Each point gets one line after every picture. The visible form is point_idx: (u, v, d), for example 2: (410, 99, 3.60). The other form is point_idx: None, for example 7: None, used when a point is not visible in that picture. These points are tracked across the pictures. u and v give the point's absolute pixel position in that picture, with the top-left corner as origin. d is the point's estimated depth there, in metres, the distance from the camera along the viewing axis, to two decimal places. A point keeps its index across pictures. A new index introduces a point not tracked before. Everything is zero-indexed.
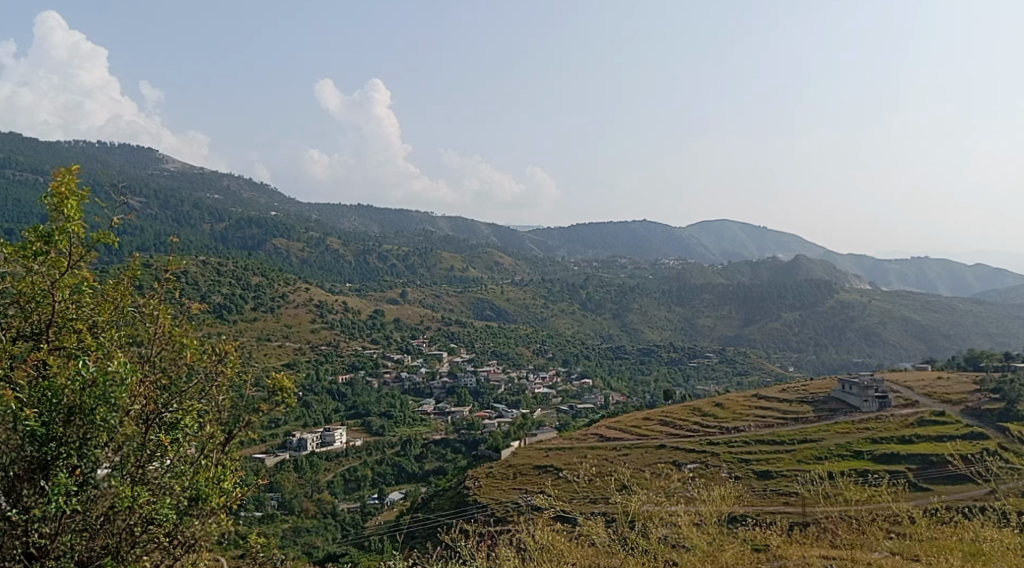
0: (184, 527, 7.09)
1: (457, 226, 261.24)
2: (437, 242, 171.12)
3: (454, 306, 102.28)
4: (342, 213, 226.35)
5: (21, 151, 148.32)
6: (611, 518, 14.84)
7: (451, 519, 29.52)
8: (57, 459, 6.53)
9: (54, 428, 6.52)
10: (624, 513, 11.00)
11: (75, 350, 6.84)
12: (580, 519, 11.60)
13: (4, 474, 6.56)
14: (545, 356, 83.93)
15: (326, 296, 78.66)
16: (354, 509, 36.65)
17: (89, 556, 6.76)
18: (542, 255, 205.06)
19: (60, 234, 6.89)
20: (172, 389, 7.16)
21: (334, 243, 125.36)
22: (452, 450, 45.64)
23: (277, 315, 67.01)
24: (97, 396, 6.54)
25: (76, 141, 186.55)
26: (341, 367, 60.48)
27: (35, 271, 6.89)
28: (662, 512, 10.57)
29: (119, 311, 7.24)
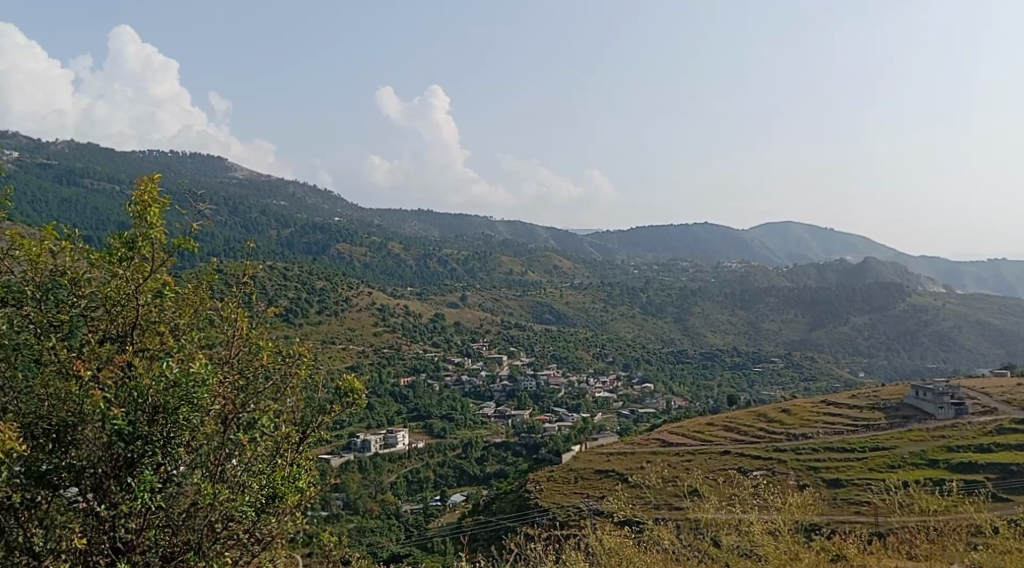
0: (261, 525, 7.30)
1: (517, 229, 262.14)
2: (496, 246, 171.70)
3: (515, 311, 102.64)
4: (401, 218, 228.53)
5: (95, 161, 152.88)
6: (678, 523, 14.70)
7: (513, 522, 29.59)
8: (142, 457, 6.71)
9: (139, 427, 6.66)
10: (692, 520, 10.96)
11: (157, 351, 6.99)
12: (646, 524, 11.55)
13: (90, 471, 6.70)
14: (606, 359, 83.74)
15: (388, 300, 79.58)
16: (416, 510, 36.98)
17: (174, 552, 6.95)
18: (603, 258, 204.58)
19: (143, 240, 7.04)
20: (249, 390, 7.33)
21: (395, 248, 126.80)
22: (513, 453, 45.82)
23: (341, 318, 68.01)
24: (180, 396, 6.70)
25: (149, 153, 192.06)
26: (403, 370, 61.09)
27: (121, 274, 7.06)
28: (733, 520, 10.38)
29: (201, 314, 7.42)
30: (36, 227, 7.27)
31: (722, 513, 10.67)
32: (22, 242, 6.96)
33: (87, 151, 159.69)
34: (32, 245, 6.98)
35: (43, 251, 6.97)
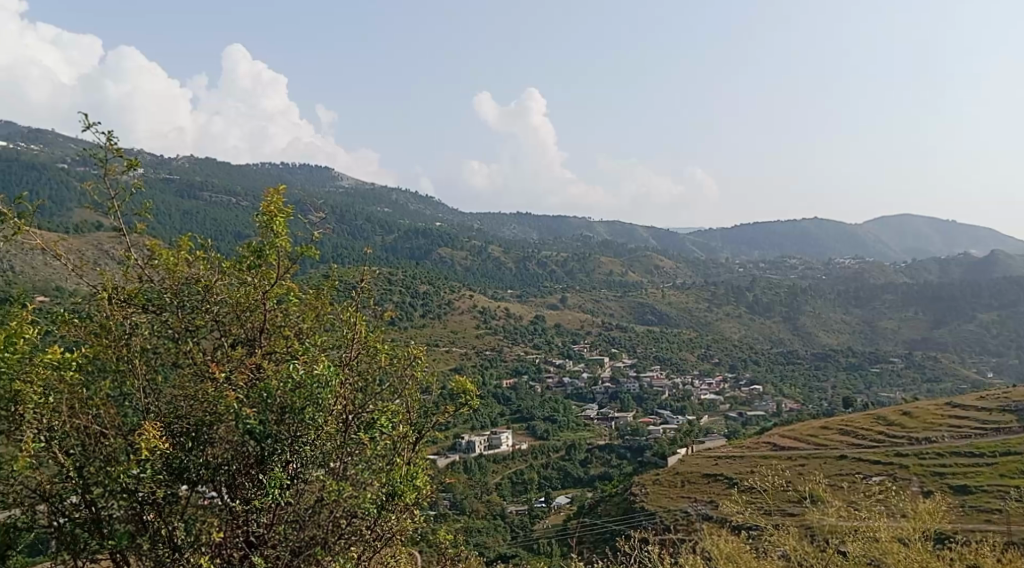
0: (381, 521, 7.42)
1: (616, 229, 260.28)
2: (596, 246, 170.98)
3: (617, 313, 101.99)
4: (501, 221, 230.14)
5: (210, 173, 159.45)
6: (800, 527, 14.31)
7: (619, 525, 29.46)
8: (272, 455, 7.00)
9: (268, 427, 6.95)
10: (815, 525, 10.72)
11: (285, 354, 7.28)
12: (765, 528, 11.35)
13: (225, 469, 7.06)
14: (711, 360, 82.38)
15: (489, 303, 80.22)
16: (522, 511, 37.14)
17: (301, 546, 7.17)
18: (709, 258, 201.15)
19: (269, 249, 7.34)
20: (368, 391, 7.46)
21: (495, 251, 127.82)
22: (618, 456, 45.56)
23: (444, 321, 68.97)
24: (305, 396, 6.95)
25: (259, 166, 199.10)
26: (505, 372, 61.43)
27: (250, 282, 7.38)
28: (859, 527, 10.12)
29: (323, 318, 7.64)
30: (171, 238, 7.59)
31: (843, 520, 10.36)
32: (160, 252, 7.27)
33: (202, 164, 166.66)
34: (170, 254, 7.28)
35: (179, 259, 7.26)
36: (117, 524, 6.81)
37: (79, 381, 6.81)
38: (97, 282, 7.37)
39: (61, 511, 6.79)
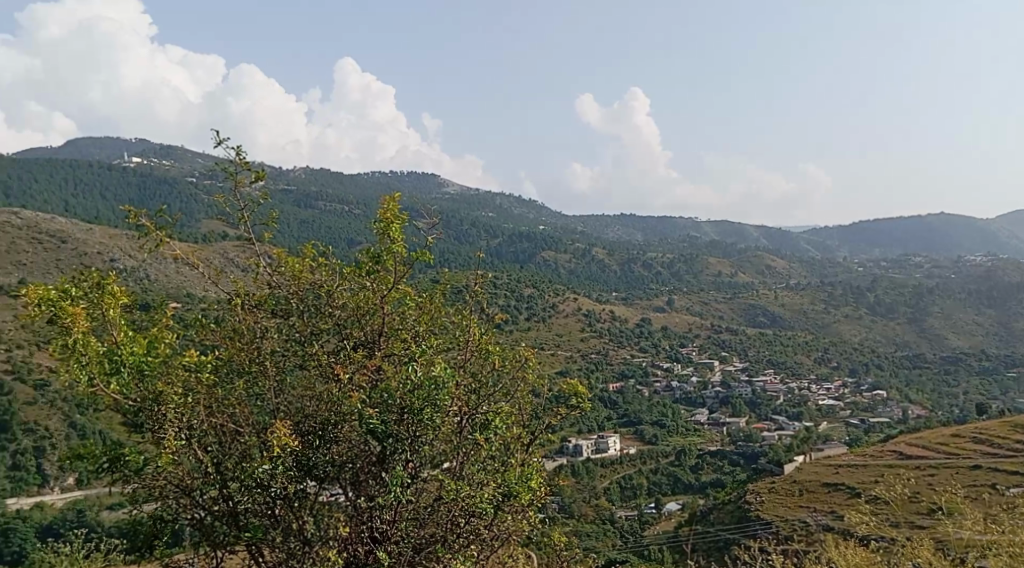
0: (498, 521, 7.59)
1: (724, 229, 255.66)
2: (704, 247, 168.32)
3: (726, 315, 100.21)
4: (605, 224, 229.38)
5: (323, 183, 164.60)
6: (936, 536, 13.84)
7: (734, 534, 29.03)
8: (393, 454, 7.29)
9: (388, 427, 7.24)
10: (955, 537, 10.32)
11: (403, 355, 7.55)
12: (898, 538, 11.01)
13: (348, 467, 7.37)
14: (829, 364, 79.97)
15: (594, 306, 80.07)
16: (631, 516, 36.97)
17: (422, 543, 7.42)
18: (827, 257, 194.99)
19: (387, 254, 7.63)
20: (482, 392, 7.64)
21: (600, 254, 127.32)
22: (730, 462, 44.80)
23: (548, 324, 69.23)
24: (423, 397, 7.21)
25: (368, 175, 204.23)
26: (612, 375, 61.20)
27: (370, 286, 7.67)
28: (1002, 540, 9.71)
29: (438, 322, 7.86)
30: (295, 246, 7.95)
31: (986, 532, 9.74)
32: (285, 258, 7.66)
33: (315, 174, 172.22)
34: (294, 261, 7.66)
35: (303, 266, 7.63)
36: (250, 517, 7.21)
37: (214, 382, 7.25)
38: (228, 289, 7.81)
39: (200, 504, 7.20)
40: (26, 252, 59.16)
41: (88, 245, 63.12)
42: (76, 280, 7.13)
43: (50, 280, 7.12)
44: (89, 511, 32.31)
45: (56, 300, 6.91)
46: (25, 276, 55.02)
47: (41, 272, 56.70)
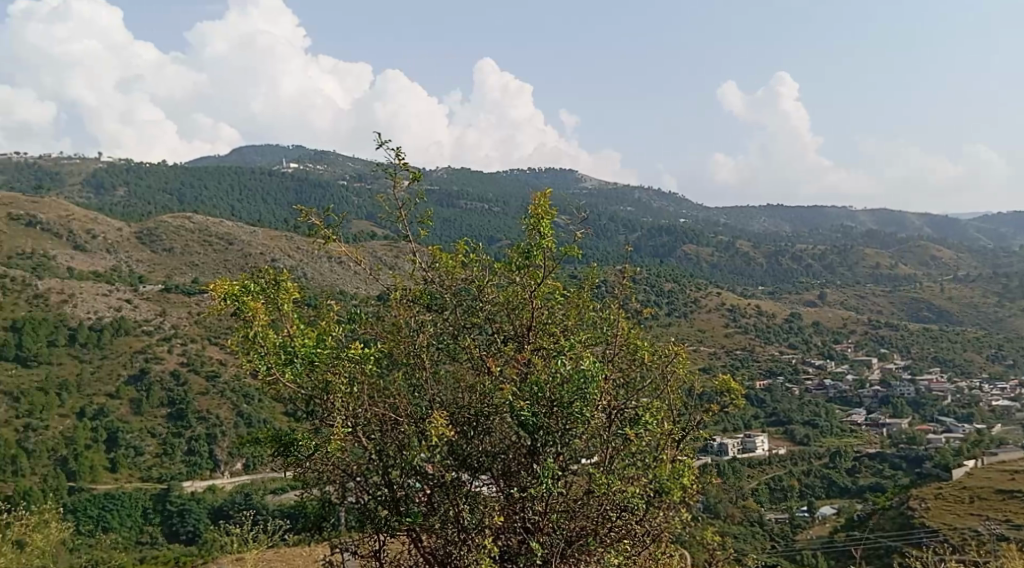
0: (650, 515, 7.61)
1: (881, 218, 243.47)
2: (859, 239, 160.87)
3: (884, 309, 95.55)
4: (752, 216, 223.17)
5: (466, 183, 167.65)
6: None
7: (895, 541, 27.83)
8: (544, 447, 7.51)
9: (539, 420, 7.46)
10: None
11: (552, 348, 7.73)
12: None
13: (500, 458, 7.62)
14: (1003, 362, 74.83)
15: (739, 300, 78.10)
16: (782, 519, 35.97)
17: (574, 535, 7.57)
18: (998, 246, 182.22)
19: (536, 250, 7.81)
20: (630, 388, 7.73)
21: (745, 246, 123.90)
22: (891, 466, 42.81)
23: (691, 320, 68.09)
24: (574, 391, 7.42)
25: (509, 173, 206.58)
26: (759, 372, 59.61)
27: (518, 282, 7.87)
28: None
29: (585, 316, 7.90)
30: (447, 242, 8.18)
31: None
32: (439, 255, 7.91)
33: (458, 174, 175.73)
34: (448, 257, 7.90)
35: (457, 262, 7.90)
36: (412, 505, 7.58)
37: (378, 371, 7.66)
38: (386, 284, 8.17)
39: (365, 489, 7.62)
40: (199, 254, 63.27)
41: (253, 245, 66.62)
42: (255, 275, 7.65)
43: (232, 274, 7.69)
44: (256, 495, 34.25)
45: (240, 295, 7.45)
46: (197, 276, 58.85)
47: (210, 271, 60.38)
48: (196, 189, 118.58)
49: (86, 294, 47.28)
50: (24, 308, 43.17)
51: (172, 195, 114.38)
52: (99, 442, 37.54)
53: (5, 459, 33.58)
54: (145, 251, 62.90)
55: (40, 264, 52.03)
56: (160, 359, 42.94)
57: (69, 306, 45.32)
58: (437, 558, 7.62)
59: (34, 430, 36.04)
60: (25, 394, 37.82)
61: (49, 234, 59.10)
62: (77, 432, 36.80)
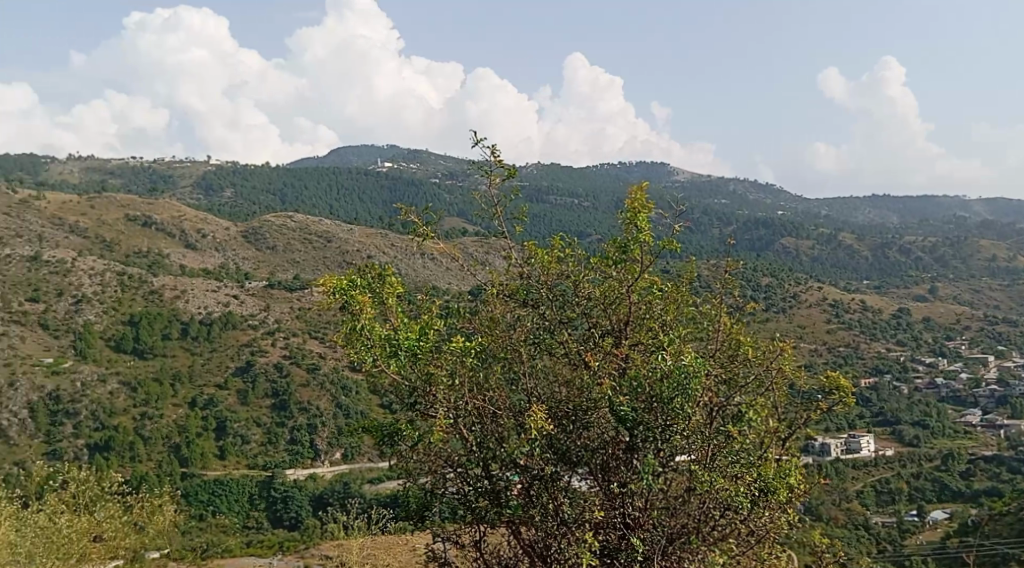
0: (755, 515, 7.34)
1: (995, 208, 232.47)
2: (973, 230, 153.78)
3: (1002, 302, 91.01)
4: (856, 208, 216.21)
5: (560, 179, 167.46)
6: None
7: (1014, 548, 26.40)
8: (643, 442, 7.28)
9: (638, 415, 7.25)
10: None
11: (653, 344, 7.51)
12: None
13: (599, 453, 7.45)
14: None
15: (842, 295, 75.76)
16: (890, 523, 34.67)
17: (676, 533, 7.34)
18: None
19: (634, 243, 7.59)
20: (733, 383, 7.44)
21: (848, 238, 120.03)
22: (1008, 469, 40.71)
23: (791, 315, 66.38)
24: (674, 386, 7.17)
25: (602, 169, 205.46)
26: (864, 370, 57.67)
27: (616, 276, 7.68)
28: None
29: (684, 311, 7.68)
30: (544, 237, 8.05)
31: None
32: (535, 250, 7.80)
33: (551, 169, 175.78)
34: (544, 252, 7.79)
35: (553, 257, 7.77)
36: (510, 498, 7.48)
37: (476, 365, 7.61)
38: (485, 278, 8.13)
39: (464, 481, 7.57)
40: (300, 252, 64.81)
41: (350, 243, 67.86)
42: (358, 271, 7.68)
43: (339, 269, 7.74)
44: (355, 485, 35.35)
45: (346, 289, 7.49)
46: (299, 273, 60.34)
47: (310, 269, 61.76)
48: (297, 189, 121.79)
49: (197, 291, 48.98)
50: (140, 304, 44.99)
51: (275, 194, 117.80)
52: (210, 430, 38.88)
53: (124, 446, 35.08)
54: (251, 248, 64.85)
55: (155, 262, 54.23)
56: (265, 352, 44.18)
57: (181, 301, 46.87)
58: (537, 551, 7.50)
59: (150, 418, 37.53)
60: (142, 384, 39.50)
61: (163, 233, 61.60)
62: (190, 421, 38.22)
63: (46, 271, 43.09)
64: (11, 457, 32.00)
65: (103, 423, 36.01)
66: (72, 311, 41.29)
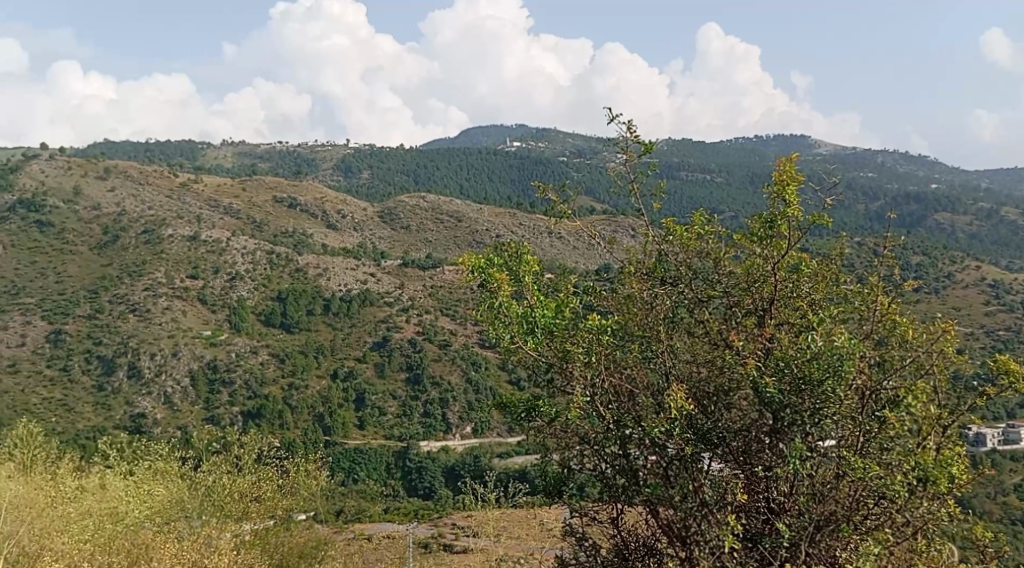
0: (912, 506, 6.99)
1: None
2: None
3: None
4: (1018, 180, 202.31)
5: (694, 155, 164.31)
6: None
7: None
8: (792, 426, 7.02)
9: (786, 398, 6.97)
10: None
11: (802, 324, 7.26)
12: None
13: (742, 434, 7.27)
14: None
15: (1003, 274, 71.05)
16: None
17: (823, 520, 7.06)
18: None
19: (781, 218, 7.27)
20: (887, 365, 7.09)
21: (1010, 213, 112.38)
22: None
23: (945, 297, 62.88)
24: (826, 366, 6.85)
25: (739, 144, 200.26)
26: None
27: (761, 254, 7.44)
28: None
29: (834, 290, 7.42)
30: (683, 214, 7.86)
31: None
32: (674, 227, 7.63)
33: (686, 146, 172.67)
34: (683, 230, 7.60)
35: (692, 234, 7.58)
36: (648, 478, 7.41)
37: (614, 343, 7.54)
38: (623, 255, 8.06)
39: (604, 456, 7.56)
40: (432, 231, 66.23)
41: (480, 223, 68.89)
42: (498, 249, 7.75)
43: (477, 248, 7.81)
44: (485, 458, 36.09)
45: (485, 267, 7.55)
46: (432, 252, 61.62)
47: (442, 248, 62.99)
48: (430, 170, 124.39)
49: (338, 269, 50.77)
50: (286, 281, 47.06)
51: (409, 176, 120.87)
52: (349, 401, 40.74)
53: (273, 414, 36.73)
54: (387, 228, 66.73)
55: (300, 241, 56.52)
56: (400, 328, 45.44)
57: (324, 278, 48.66)
58: (676, 531, 7.40)
59: (297, 388, 39.24)
60: (289, 356, 41.38)
61: (307, 214, 64.12)
62: (331, 391, 39.94)
63: (204, 250, 45.42)
64: (174, 421, 33.71)
65: (254, 392, 37.71)
66: (227, 287, 43.55)
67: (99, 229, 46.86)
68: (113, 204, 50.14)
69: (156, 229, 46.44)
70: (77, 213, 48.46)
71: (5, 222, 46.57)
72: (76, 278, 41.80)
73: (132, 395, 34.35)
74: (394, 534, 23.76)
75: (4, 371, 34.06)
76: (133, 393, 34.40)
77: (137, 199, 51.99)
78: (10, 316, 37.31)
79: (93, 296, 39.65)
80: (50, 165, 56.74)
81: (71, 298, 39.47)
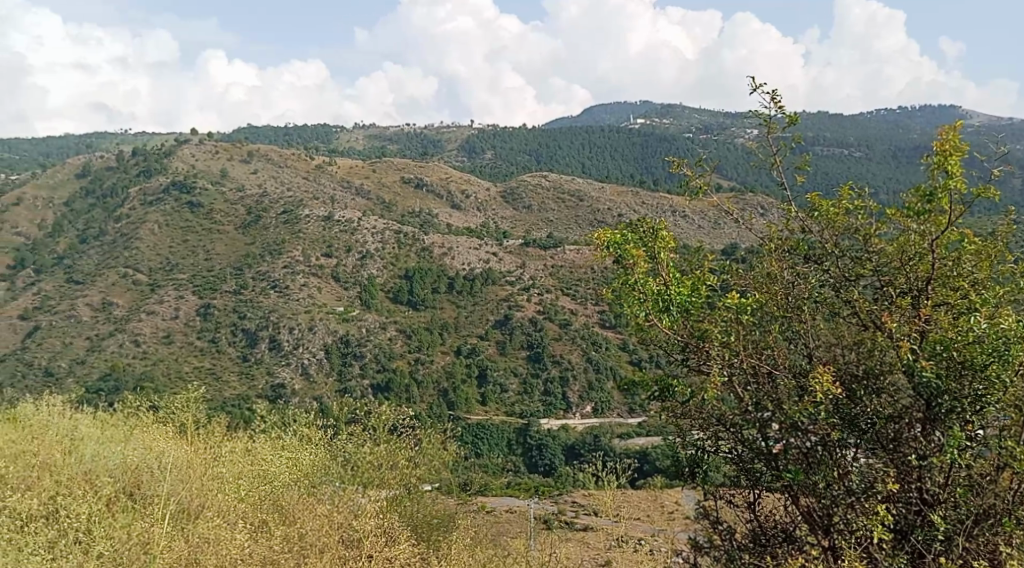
0: None
1: None
2: None
3: None
4: None
5: (828, 128, 158.13)
6: None
7: None
8: (949, 412, 6.73)
9: (945, 383, 6.69)
10: None
11: (963, 305, 6.90)
12: None
13: (895, 419, 7.00)
14: None
15: None
16: None
17: (982, 514, 6.77)
18: None
19: (942, 192, 6.80)
20: None
21: None
22: None
23: None
24: (989, 351, 6.53)
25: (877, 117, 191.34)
26: None
27: (917, 229, 7.04)
28: None
29: (999, 269, 7.00)
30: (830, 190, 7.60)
31: None
32: (819, 203, 7.39)
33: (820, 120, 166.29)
34: (829, 205, 7.34)
35: (839, 210, 7.31)
36: (791, 461, 7.24)
37: (752, 323, 7.41)
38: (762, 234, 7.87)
39: (742, 439, 7.47)
40: (555, 211, 66.26)
41: (602, 202, 68.48)
42: (631, 225, 7.63)
43: (612, 223, 7.71)
44: (605, 438, 35.91)
45: (620, 243, 7.46)
46: (554, 231, 61.67)
47: (564, 227, 62.95)
48: (554, 149, 124.54)
49: (463, 248, 51.54)
50: (413, 260, 48.21)
51: (533, 156, 121.43)
52: (473, 376, 41.33)
53: (400, 387, 37.58)
54: (510, 208, 67.27)
55: (426, 220, 57.66)
56: (521, 307, 45.76)
57: (448, 258, 49.53)
58: (818, 519, 7.21)
59: (422, 362, 40.27)
60: (415, 332, 42.41)
61: (433, 194, 65.36)
62: (455, 367, 40.75)
63: (338, 229, 46.85)
64: (309, 392, 34.50)
65: (383, 365, 38.82)
66: (359, 265, 44.95)
67: (243, 209, 49.13)
68: (255, 186, 52.54)
69: (293, 209, 48.31)
70: (223, 194, 50.97)
71: (160, 203, 49.56)
72: (222, 255, 44.10)
73: (272, 365, 35.84)
74: (517, 508, 24.13)
75: (159, 342, 36.22)
76: (273, 364, 35.91)
77: (276, 181, 54.36)
78: (164, 290, 39.67)
79: (237, 274, 41.83)
80: (199, 148, 59.98)
81: (218, 274, 41.88)
